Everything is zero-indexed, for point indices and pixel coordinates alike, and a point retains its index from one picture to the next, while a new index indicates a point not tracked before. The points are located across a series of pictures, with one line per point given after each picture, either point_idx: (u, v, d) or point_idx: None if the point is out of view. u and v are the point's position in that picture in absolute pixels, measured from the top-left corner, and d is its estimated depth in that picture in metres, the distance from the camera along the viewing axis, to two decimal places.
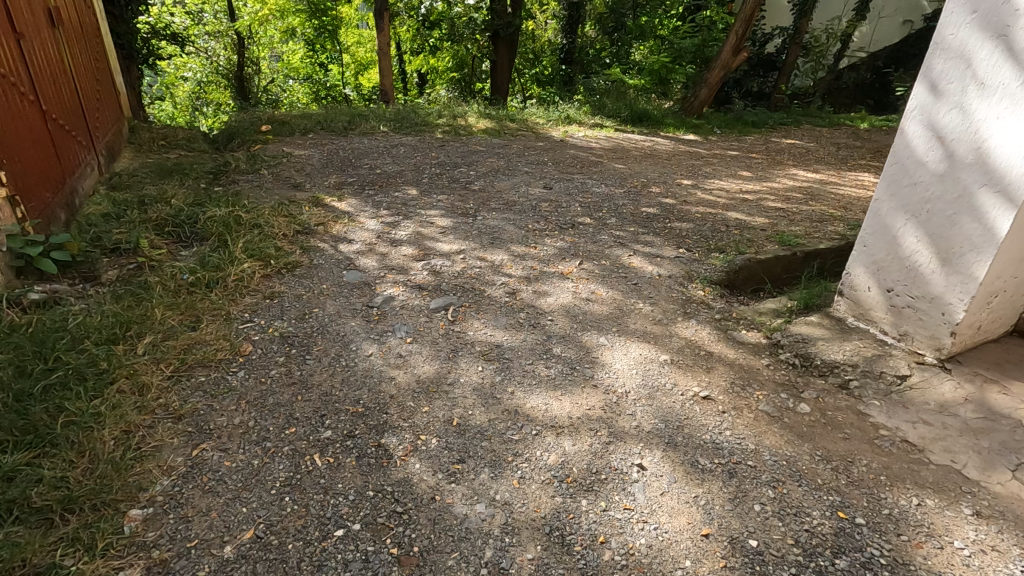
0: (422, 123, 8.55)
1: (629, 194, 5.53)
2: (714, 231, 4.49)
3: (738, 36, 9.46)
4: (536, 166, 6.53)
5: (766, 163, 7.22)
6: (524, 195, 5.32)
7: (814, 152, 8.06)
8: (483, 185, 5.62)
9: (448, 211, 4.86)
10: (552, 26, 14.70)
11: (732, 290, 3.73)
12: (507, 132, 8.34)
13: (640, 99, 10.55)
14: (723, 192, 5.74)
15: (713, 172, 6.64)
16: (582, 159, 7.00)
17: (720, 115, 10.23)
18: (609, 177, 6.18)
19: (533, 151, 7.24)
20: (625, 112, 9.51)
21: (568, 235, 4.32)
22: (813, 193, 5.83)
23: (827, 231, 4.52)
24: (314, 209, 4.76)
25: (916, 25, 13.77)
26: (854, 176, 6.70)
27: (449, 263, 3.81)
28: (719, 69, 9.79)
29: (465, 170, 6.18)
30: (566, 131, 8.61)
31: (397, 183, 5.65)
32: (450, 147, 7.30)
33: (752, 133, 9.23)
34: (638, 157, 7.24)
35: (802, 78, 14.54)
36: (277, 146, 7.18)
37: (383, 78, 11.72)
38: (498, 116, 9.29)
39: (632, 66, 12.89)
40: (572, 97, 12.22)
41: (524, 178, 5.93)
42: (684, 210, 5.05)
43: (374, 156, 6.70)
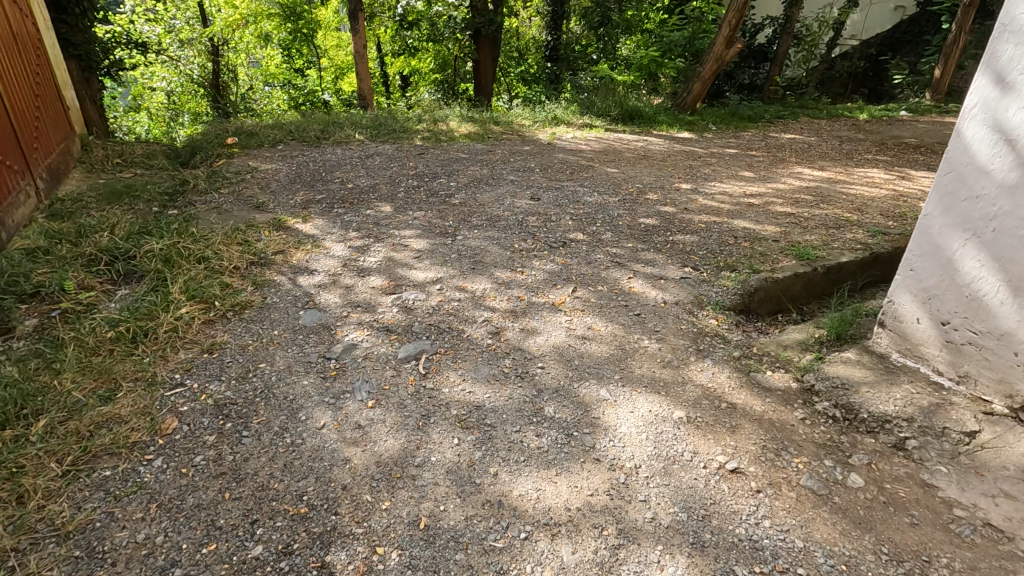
0: (401, 129, 8.06)
1: (625, 203, 5.05)
2: (721, 243, 4.03)
3: (732, 26, 8.97)
4: (521, 173, 6.04)
5: (767, 161, 6.76)
6: (508, 208, 4.83)
7: (815, 147, 7.61)
8: (463, 197, 5.14)
9: (425, 229, 4.37)
10: (535, 23, 14.24)
11: (748, 315, 3.27)
12: (491, 136, 7.86)
13: (630, 95, 10.10)
14: (727, 196, 5.27)
15: (712, 173, 6.19)
16: (572, 164, 6.51)
17: (714, 110, 9.77)
18: (601, 183, 5.71)
19: (518, 157, 6.77)
20: (615, 110, 9.05)
21: (559, 255, 3.84)
22: (823, 194, 5.37)
23: (847, 240, 4.06)
24: (274, 234, 4.25)
25: (908, 11, 13.61)
26: (862, 172, 6.27)
27: (422, 296, 3.32)
28: (712, 62, 9.30)
29: (443, 180, 5.70)
30: (554, 133, 8.13)
31: (369, 199, 5.15)
32: (429, 155, 6.82)
33: (749, 128, 8.77)
34: (631, 160, 6.76)
35: (794, 69, 14.01)
36: (243, 160, 6.65)
37: (361, 82, 11.20)
38: (481, 118, 8.78)
39: (620, 63, 12.41)
40: (559, 96, 11.74)
41: (508, 189, 5.45)
42: (685, 219, 4.59)
43: (347, 168, 6.19)
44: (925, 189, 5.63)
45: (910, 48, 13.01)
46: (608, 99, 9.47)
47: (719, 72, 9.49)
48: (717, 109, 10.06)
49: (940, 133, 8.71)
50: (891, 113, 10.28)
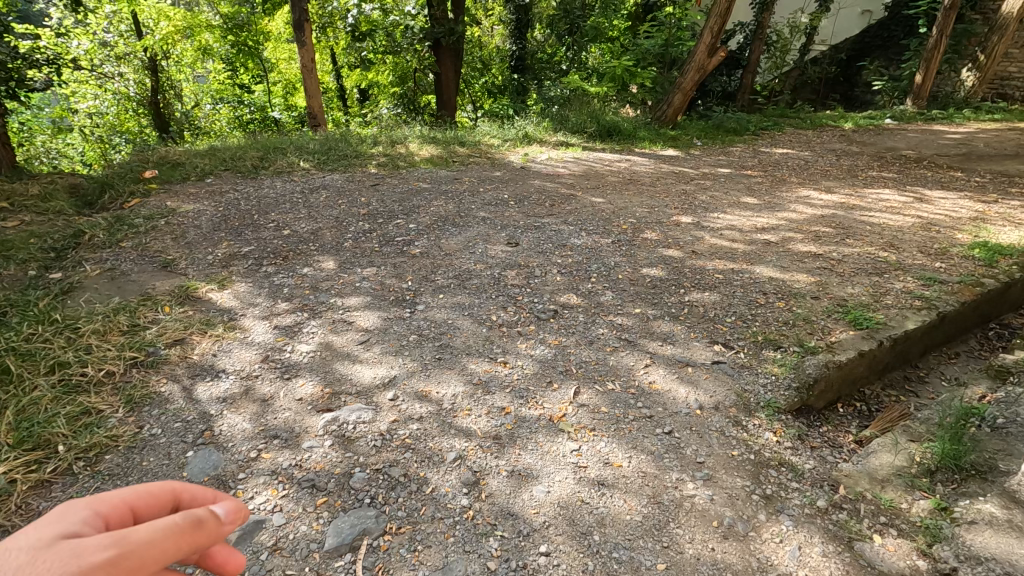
0: (352, 154, 7.09)
1: (621, 245, 4.21)
2: (750, 304, 3.23)
3: (714, 33, 8.28)
4: (493, 208, 5.19)
5: (766, 183, 6.06)
6: (479, 260, 3.95)
7: (813, 163, 6.97)
8: (424, 245, 4.23)
9: (375, 295, 3.44)
10: (498, 32, 13.44)
11: (808, 419, 2.46)
12: (456, 160, 6.97)
13: (605, 108, 9.36)
14: (737, 232, 4.49)
15: (710, 200, 5.44)
16: (550, 194, 5.69)
17: (695, 123, 9.12)
18: (588, 219, 4.88)
19: (488, 186, 5.91)
20: (592, 126, 8.31)
21: (551, 332, 2.98)
22: (843, 224, 4.65)
23: (899, 292, 3.32)
24: (178, 311, 3.26)
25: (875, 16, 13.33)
26: (874, 193, 5.62)
27: (368, 414, 2.37)
28: (694, 71, 8.60)
29: (401, 221, 4.79)
30: (527, 154, 7.31)
31: (308, 250, 4.19)
32: (385, 186, 5.89)
33: (737, 143, 8.11)
34: (616, 186, 6.00)
35: (765, 75, 13.55)
36: (160, 199, 5.57)
37: (311, 100, 10.14)
38: (444, 138, 7.90)
39: (592, 72, 11.68)
40: (528, 110, 10.96)
41: (479, 230, 4.57)
42: (696, 267, 3.79)
43: (285, 207, 5.21)
44: (950, 213, 4.99)
45: (882, 51, 12.77)
46: (582, 113, 8.70)
47: (700, 82, 8.81)
48: (696, 120, 9.43)
49: (933, 142, 8.23)
50: (876, 120, 9.82)
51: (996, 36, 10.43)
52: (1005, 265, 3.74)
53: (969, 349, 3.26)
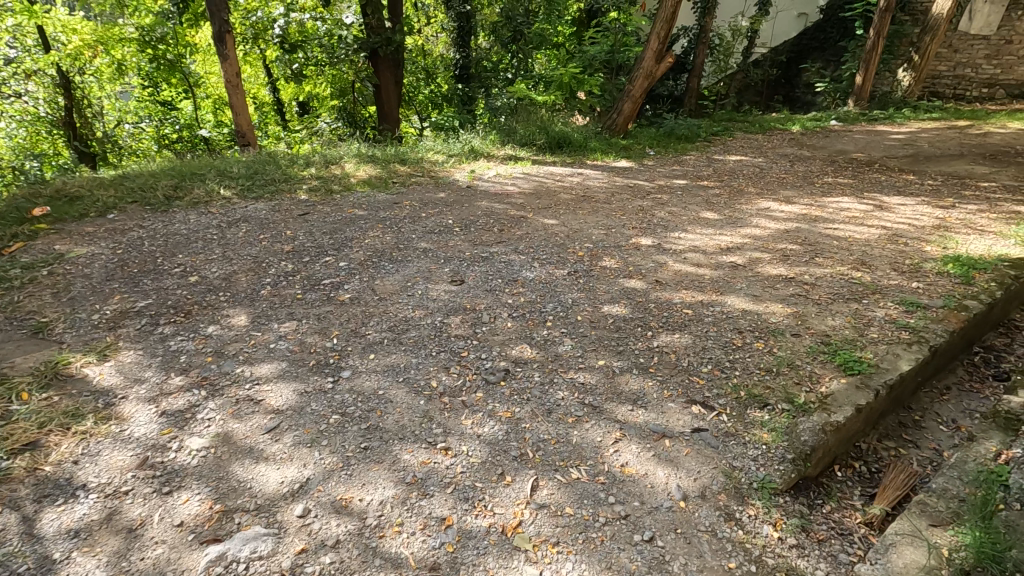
0: (281, 178, 6.45)
1: (578, 277, 3.79)
2: (727, 347, 2.86)
3: (660, 39, 8.03)
4: (436, 236, 4.69)
5: (725, 195, 5.79)
6: (419, 305, 3.44)
7: (768, 170, 6.79)
8: (356, 289, 3.68)
9: (293, 360, 2.89)
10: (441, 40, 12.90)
11: (810, 498, 2.08)
12: (397, 180, 6.44)
13: (554, 118, 9.00)
14: (701, 255, 4.15)
15: (670, 216, 5.12)
16: (499, 216, 5.24)
17: (646, 130, 8.87)
18: (541, 245, 4.45)
19: (431, 210, 5.41)
20: (541, 138, 7.95)
21: (503, 400, 2.52)
22: (809, 240, 4.39)
23: (883, 323, 3.02)
24: (38, 398, 2.62)
25: (811, 18, 13.41)
26: (834, 202, 5.43)
27: (269, 544, 1.84)
28: (643, 78, 8.33)
29: (331, 258, 4.23)
30: (473, 171, 6.85)
31: (217, 302, 3.58)
32: (316, 215, 5.30)
33: (690, 150, 7.89)
34: (569, 204, 5.61)
35: (710, 78, 13.51)
36: (48, 241, 4.80)
37: (238, 117, 9.38)
38: (383, 156, 7.35)
39: (538, 79, 11.35)
40: (475, 122, 10.52)
41: (420, 266, 4.07)
42: (662, 301, 3.42)
43: (196, 246, 4.56)
44: (912, 222, 4.84)
45: (819, 53, 12.99)
46: (530, 124, 8.31)
47: (649, 89, 8.52)
48: (647, 128, 9.19)
49: (880, 143, 8.24)
50: (822, 122, 9.86)
51: (928, 36, 10.56)
52: (982, 282, 3.51)
53: (959, 381, 2.99)
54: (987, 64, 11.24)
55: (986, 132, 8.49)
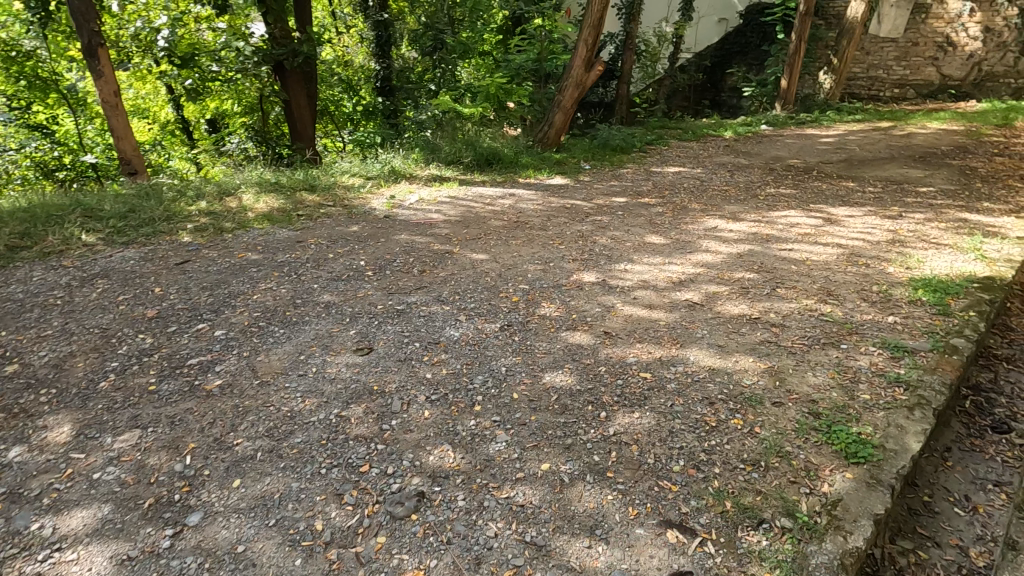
0: (161, 215, 5.46)
1: (513, 333, 3.17)
2: (700, 429, 2.29)
3: (588, 46, 7.54)
4: (343, 284, 3.94)
5: (668, 214, 5.35)
6: (310, 391, 2.68)
7: (709, 183, 6.43)
8: (230, 370, 2.87)
9: (122, 501, 2.07)
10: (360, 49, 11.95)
11: None
12: (304, 212, 5.60)
13: (482, 132, 8.39)
14: (652, 294, 3.61)
15: (613, 242, 4.60)
16: (421, 253, 4.55)
17: (580, 141, 8.41)
18: (468, 290, 3.78)
19: (339, 249, 4.64)
20: (467, 155, 7.31)
21: (414, 547, 1.82)
22: (766, 266, 3.96)
23: (872, 379, 2.55)
24: None
25: (731, 24, 13.35)
26: (782, 216, 5.10)
27: None
28: (573, 87, 7.80)
29: (205, 324, 3.38)
30: (393, 197, 6.12)
31: (35, 405, 2.66)
32: (201, 262, 4.41)
33: (626, 162, 7.48)
34: (501, 232, 5.00)
35: (639, 84, 13.38)
36: None
37: (122, 142, 8.18)
38: (290, 183, 6.47)
39: (464, 91, 10.66)
40: (399, 137, 9.78)
41: (319, 329, 3.30)
42: (615, 361, 2.83)
43: (30, 317, 3.58)
44: (866, 237, 4.54)
45: (740, 57, 13.06)
46: (456, 141, 7.66)
47: (580, 98, 7.99)
48: (580, 138, 8.75)
49: (813, 147, 8.14)
50: (752, 127, 9.76)
51: (845, 39, 10.71)
52: (961, 311, 3.14)
53: (958, 438, 2.58)
54: (897, 65, 11.61)
55: (909, 133, 8.59)
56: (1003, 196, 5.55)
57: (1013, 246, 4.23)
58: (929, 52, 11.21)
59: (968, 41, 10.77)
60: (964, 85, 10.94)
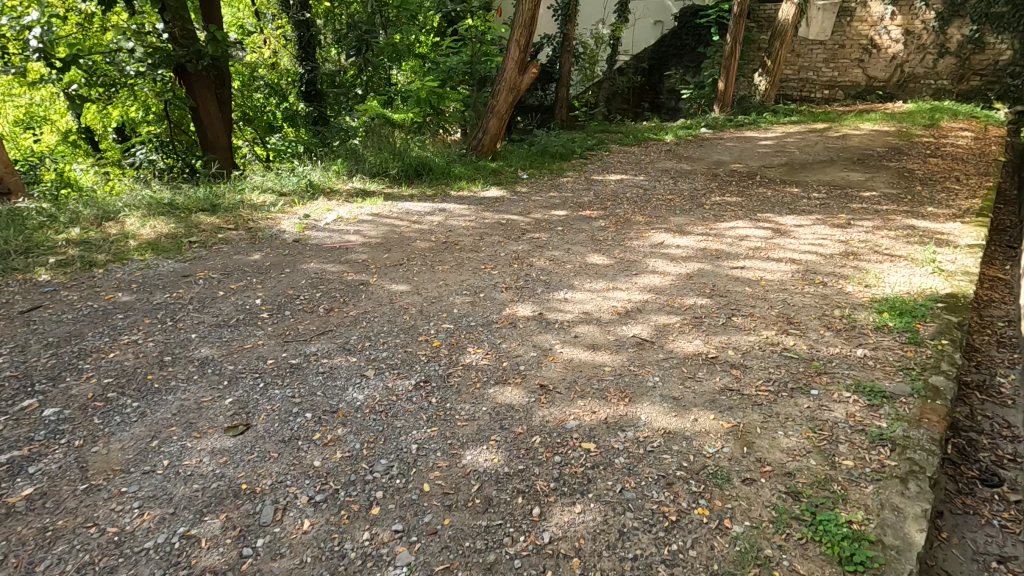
0: (18, 247, 4.54)
1: (430, 392, 2.61)
2: (660, 529, 1.80)
3: (521, 47, 7.04)
4: (228, 333, 3.25)
5: (611, 228, 4.94)
6: (153, 499, 2.02)
7: (652, 191, 6.07)
8: (50, 472, 2.17)
9: None
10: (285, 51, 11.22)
11: None
12: (199, 238, 4.82)
13: (412, 140, 7.77)
14: (595, 330, 3.13)
15: (551, 265, 4.13)
16: (332, 285, 3.91)
17: (517, 148, 7.92)
18: (382, 334, 3.19)
19: (233, 284, 3.94)
20: (394, 166, 6.68)
21: None
22: (719, 289, 3.58)
23: (854, 439, 2.15)
24: None
25: (667, 25, 13.14)
26: (730, 228, 4.78)
27: None
28: (506, 91, 7.28)
29: (34, 400, 2.63)
30: (307, 216, 5.43)
31: None
32: (54, 308, 3.61)
33: (566, 170, 7.05)
34: (426, 256, 4.44)
35: (578, 87, 13.10)
36: None
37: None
38: (187, 202, 5.65)
39: (393, 95, 9.93)
40: (326, 146, 9.06)
41: (185, 399, 2.61)
42: (552, 427, 2.33)
43: None
44: (818, 250, 4.26)
45: (677, 59, 12.99)
46: (383, 151, 7.02)
47: (516, 103, 7.49)
48: (517, 145, 8.26)
49: (753, 150, 7.99)
50: (693, 131, 9.58)
51: (778, 41, 10.74)
52: (932, 339, 2.83)
53: (948, 499, 2.22)
54: (826, 66, 11.80)
55: (844, 134, 8.60)
56: (944, 199, 5.45)
57: (965, 255, 4.03)
58: (856, 54, 11.42)
59: (891, 43, 11.03)
60: (889, 86, 11.22)
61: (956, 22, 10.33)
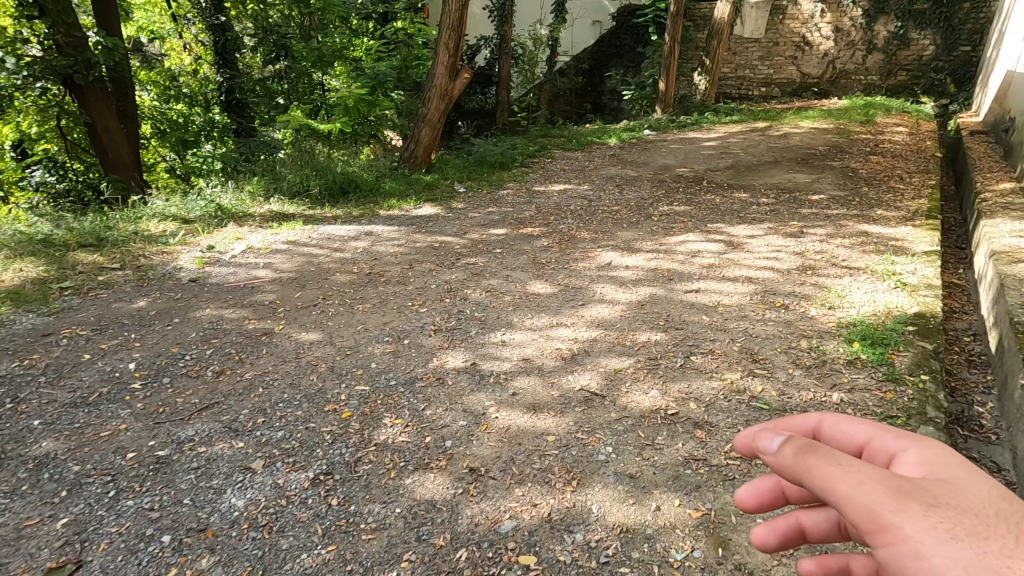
0: None
1: (334, 488, 2.08)
2: None
3: (450, 50, 6.52)
4: (84, 414, 2.61)
5: (554, 248, 4.51)
6: None
7: (597, 202, 5.69)
8: None
9: None
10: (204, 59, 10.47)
11: None
12: (73, 283, 4.06)
13: (338, 153, 7.12)
14: (537, 383, 2.67)
15: (489, 298, 3.65)
16: (230, 337, 3.31)
17: (454, 158, 7.40)
18: (279, 405, 2.61)
19: (106, 343, 3.26)
20: (316, 184, 6.04)
21: None
22: (674, 320, 3.21)
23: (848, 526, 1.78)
24: None
25: (606, 25, 13.02)
26: (682, 242, 4.45)
27: None
28: (438, 98, 6.75)
29: None
30: (212, 247, 4.77)
31: None
32: None
33: (506, 181, 6.60)
34: (346, 292, 3.88)
35: (519, 90, 12.72)
36: None
37: None
38: (67, 238, 4.84)
39: (321, 104, 9.25)
40: (247, 160, 8.31)
41: (3, 526, 1.98)
42: (482, 533, 1.85)
43: None
44: (774, 265, 3.95)
45: (617, 59, 12.73)
46: (303, 168, 6.36)
47: (449, 110, 6.96)
48: (455, 154, 7.74)
49: (698, 152, 7.77)
50: (636, 133, 9.33)
51: (715, 40, 10.65)
52: (911, 376, 2.52)
53: None
54: (762, 64, 11.81)
55: (785, 132, 8.53)
56: (891, 200, 5.31)
57: (924, 263, 3.82)
58: (789, 52, 11.49)
59: (822, 41, 11.16)
60: (822, 82, 11.35)
61: (882, 18, 10.55)
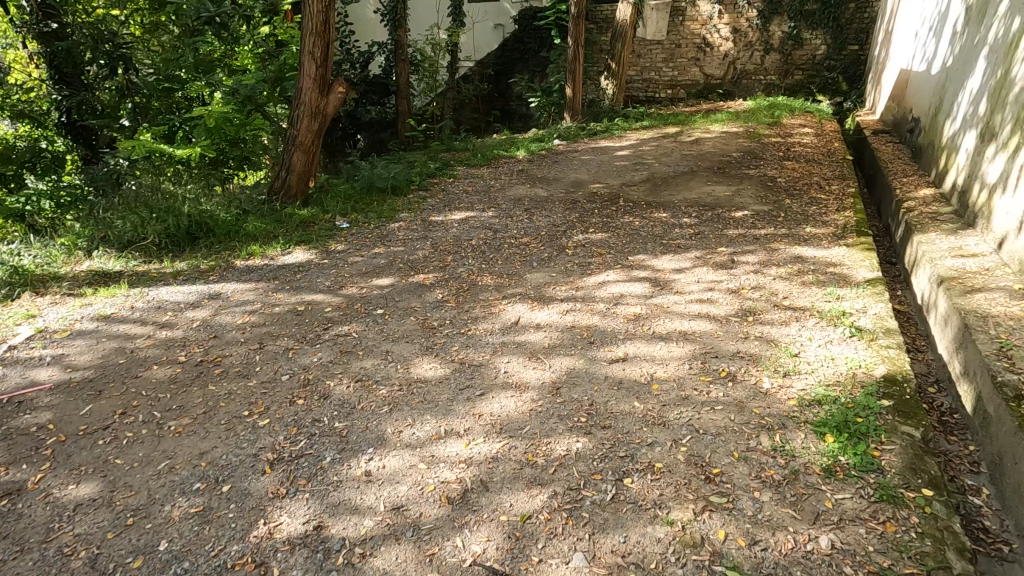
0: None
1: None
2: None
3: (317, 61, 5.47)
4: None
5: (450, 303, 3.65)
6: None
7: (502, 233, 4.90)
8: None
9: None
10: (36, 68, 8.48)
11: None
12: None
13: (191, 185, 5.86)
14: (408, 561, 1.80)
15: (358, 395, 2.71)
16: None
17: (338, 184, 6.35)
18: None
19: None
20: (154, 231, 4.82)
21: None
22: (599, 412, 2.44)
23: None
24: None
25: (508, 29, 12.44)
26: (603, 286, 3.72)
27: None
28: (308, 117, 5.69)
29: None
30: None
31: None
32: None
33: (398, 210, 5.67)
34: (157, 395, 2.83)
35: (422, 98, 11.95)
36: None
37: None
38: None
39: (179, 125, 7.84)
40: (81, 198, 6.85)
41: None
42: None
43: None
44: (710, 312, 3.29)
45: (522, 64, 12.03)
46: (136, 212, 5.08)
47: (325, 130, 5.90)
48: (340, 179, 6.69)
49: (611, 164, 7.20)
50: (546, 144, 8.67)
51: (619, 42, 10.23)
52: (910, 492, 1.89)
53: None
54: (665, 66, 11.51)
55: (697, 138, 8.17)
56: (817, 214, 4.90)
57: (872, 298, 3.30)
58: (691, 53, 11.29)
59: (721, 41, 11.04)
60: (725, 83, 11.24)
61: (777, 19, 10.58)
